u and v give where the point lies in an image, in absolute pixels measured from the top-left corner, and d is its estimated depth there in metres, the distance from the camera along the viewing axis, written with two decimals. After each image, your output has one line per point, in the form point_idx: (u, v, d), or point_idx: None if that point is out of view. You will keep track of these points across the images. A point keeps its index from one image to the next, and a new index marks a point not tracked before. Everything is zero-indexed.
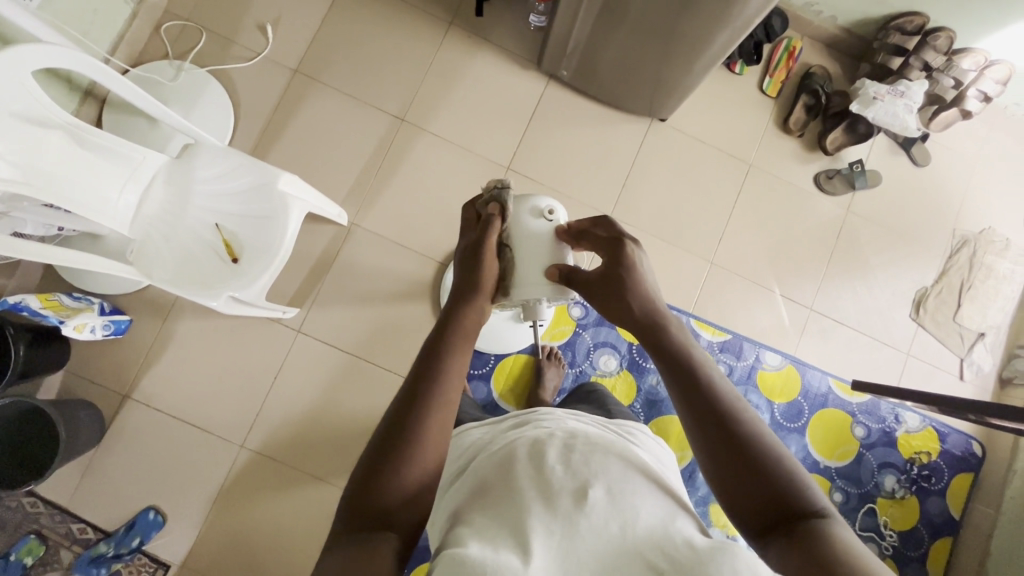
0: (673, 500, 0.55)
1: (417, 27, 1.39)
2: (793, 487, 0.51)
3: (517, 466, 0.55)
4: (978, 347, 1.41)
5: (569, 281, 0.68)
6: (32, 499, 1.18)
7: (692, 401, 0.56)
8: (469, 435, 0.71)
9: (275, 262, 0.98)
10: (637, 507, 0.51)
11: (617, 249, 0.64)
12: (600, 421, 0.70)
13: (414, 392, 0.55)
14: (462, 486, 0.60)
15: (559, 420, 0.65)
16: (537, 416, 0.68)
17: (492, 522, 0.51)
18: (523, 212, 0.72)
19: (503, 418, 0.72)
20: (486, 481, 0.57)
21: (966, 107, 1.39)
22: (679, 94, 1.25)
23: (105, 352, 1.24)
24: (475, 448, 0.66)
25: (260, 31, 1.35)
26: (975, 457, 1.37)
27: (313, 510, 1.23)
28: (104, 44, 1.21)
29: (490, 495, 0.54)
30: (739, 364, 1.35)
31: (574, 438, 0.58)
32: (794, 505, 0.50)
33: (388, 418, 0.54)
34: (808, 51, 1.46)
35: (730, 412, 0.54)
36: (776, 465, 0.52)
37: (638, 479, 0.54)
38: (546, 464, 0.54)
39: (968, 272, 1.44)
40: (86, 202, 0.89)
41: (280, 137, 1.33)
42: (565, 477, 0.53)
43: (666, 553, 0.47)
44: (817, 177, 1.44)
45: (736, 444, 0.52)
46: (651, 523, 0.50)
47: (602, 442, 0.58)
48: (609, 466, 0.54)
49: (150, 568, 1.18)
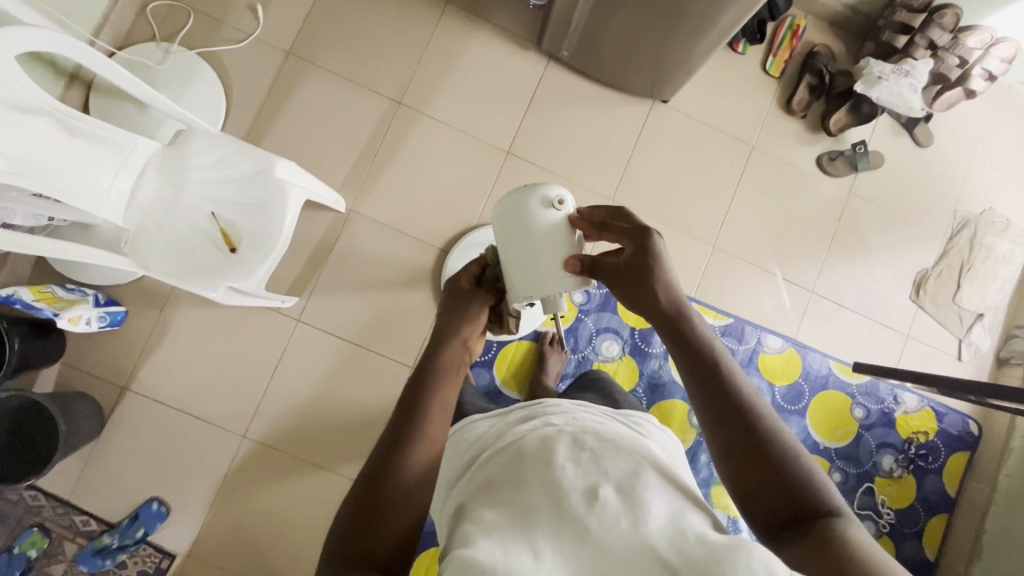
0: (683, 495, 0.54)
1: (413, 6, 1.35)
2: (807, 485, 0.52)
3: (529, 463, 0.55)
4: (976, 327, 1.42)
5: (593, 272, 0.66)
6: (33, 492, 1.17)
7: (710, 396, 0.56)
8: (476, 427, 0.71)
9: (274, 252, 0.96)
10: (648, 503, 0.50)
11: (646, 240, 0.62)
12: (607, 412, 0.70)
13: (415, 395, 0.56)
14: (472, 481, 0.59)
15: (567, 413, 0.65)
16: (546, 409, 0.67)
17: (503, 520, 0.50)
18: (534, 206, 0.70)
19: (510, 410, 0.71)
20: (497, 477, 0.56)
21: (970, 86, 1.36)
22: (682, 74, 1.23)
23: (102, 344, 1.22)
24: (482, 441, 0.66)
25: (250, 11, 1.30)
26: (972, 436, 1.38)
27: (317, 498, 1.23)
28: (89, 25, 1.17)
29: (502, 493, 0.54)
30: (741, 347, 1.35)
31: (584, 434, 0.57)
32: (808, 506, 0.51)
33: (393, 420, 0.55)
34: (812, 30, 1.43)
35: (749, 408, 0.55)
36: (789, 464, 0.52)
37: (648, 475, 0.53)
38: (557, 461, 0.54)
39: (968, 253, 1.44)
40: (77, 191, 0.86)
41: (274, 122, 1.29)
42: (575, 473, 0.52)
43: (677, 548, 0.46)
44: (819, 158, 1.43)
45: (755, 442, 0.53)
46: (662, 518, 0.49)
47: (613, 437, 0.58)
48: (619, 461, 0.54)
49: (155, 559, 1.18)
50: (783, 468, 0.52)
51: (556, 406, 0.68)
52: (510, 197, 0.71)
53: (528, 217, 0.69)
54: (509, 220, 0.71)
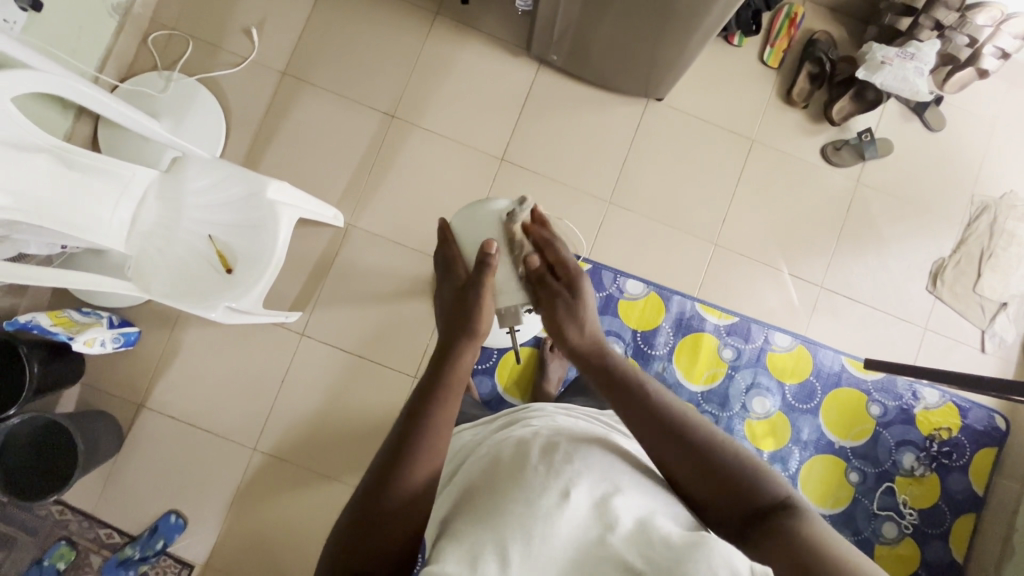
0: (655, 497, 0.55)
1: (403, 20, 1.36)
2: (760, 483, 0.54)
3: (503, 467, 0.57)
4: (1000, 317, 1.36)
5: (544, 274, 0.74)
6: (60, 507, 1.23)
7: (646, 419, 0.59)
8: (462, 436, 0.74)
9: (269, 270, 0.98)
10: (618, 508, 0.51)
11: (577, 281, 0.72)
12: (591, 414, 0.72)
13: (412, 417, 0.57)
14: (452, 489, 0.61)
15: (546, 417, 0.66)
16: (529, 414, 0.70)
17: (475, 528, 0.51)
18: (486, 218, 0.80)
19: (495, 419, 0.75)
20: (473, 484, 0.58)
21: (982, 66, 1.30)
22: (675, 72, 1.21)
23: (118, 363, 1.27)
24: (467, 449, 0.68)
25: (246, 34, 1.34)
26: (998, 431, 1.32)
27: (327, 507, 1.26)
28: (94, 60, 1.22)
29: (475, 499, 0.55)
30: (748, 346, 1.32)
31: (558, 436, 0.59)
32: (763, 501, 0.53)
33: (383, 451, 0.56)
34: (811, 16, 1.39)
35: (684, 422, 0.58)
36: (741, 462, 0.56)
37: (622, 479, 0.55)
38: (529, 463, 0.55)
39: (988, 239, 1.37)
40: (79, 223, 0.90)
41: (273, 141, 1.32)
42: (547, 476, 0.53)
43: (643, 552, 0.48)
44: (824, 148, 1.38)
45: (693, 451, 0.56)
46: (631, 527, 0.50)
47: (585, 438, 0.59)
48: (588, 461, 0.55)
49: (175, 569, 1.23)
50: (734, 469, 0.55)
51: (539, 411, 0.71)
52: (465, 211, 0.81)
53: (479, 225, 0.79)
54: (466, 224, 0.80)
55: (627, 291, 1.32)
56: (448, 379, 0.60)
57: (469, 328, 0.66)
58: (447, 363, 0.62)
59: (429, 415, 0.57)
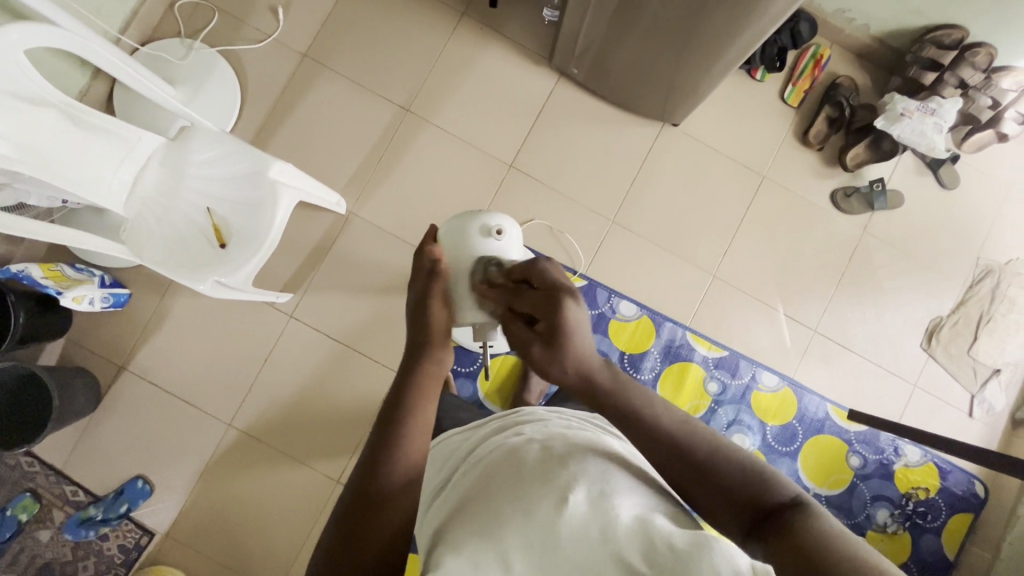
0: (655, 496, 0.52)
1: (428, 16, 1.36)
2: (761, 483, 0.49)
3: (501, 474, 0.55)
4: (991, 383, 1.35)
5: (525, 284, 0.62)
6: (30, 459, 1.23)
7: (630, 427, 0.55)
8: (449, 442, 0.73)
9: (261, 248, 0.99)
10: (616, 507, 0.48)
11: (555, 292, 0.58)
12: (583, 417, 0.71)
13: (394, 423, 0.57)
14: (448, 498, 0.59)
15: (539, 424, 0.65)
16: (522, 419, 0.69)
17: (473, 537, 0.50)
18: (474, 231, 0.78)
19: (484, 423, 0.74)
20: (470, 493, 0.56)
21: (1002, 129, 1.33)
22: (692, 100, 1.21)
23: (105, 323, 1.27)
24: (462, 452, 0.67)
25: (272, 12, 1.34)
26: (976, 497, 1.31)
27: (293, 491, 1.25)
28: (117, 20, 1.22)
29: (472, 508, 0.54)
30: (734, 382, 1.31)
31: (553, 442, 0.57)
32: (767, 498, 0.48)
33: (366, 453, 0.56)
34: (836, 60, 1.39)
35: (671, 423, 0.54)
36: (737, 463, 0.51)
37: (619, 479, 0.52)
38: (527, 470, 0.53)
39: (988, 304, 1.36)
40: (81, 180, 0.90)
41: (285, 121, 1.33)
42: (544, 482, 0.51)
43: (645, 554, 0.43)
44: (834, 194, 1.38)
45: (679, 447, 0.52)
46: (630, 523, 0.46)
47: (578, 441, 0.57)
48: (586, 464, 0.52)
49: (135, 534, 1.22)
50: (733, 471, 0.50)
51: (529, 416, 0.70)
52: (454, 220, 0.81)
53: (465, 237, 0.78)
54: (450, 235, 0.79)
55: (619, 312, 1.32)
56: (421, 386, 0.59)
57: (434, 329, 0.64)
58: (417, 372, 0.61)
59: (406, 422, 0.56)
